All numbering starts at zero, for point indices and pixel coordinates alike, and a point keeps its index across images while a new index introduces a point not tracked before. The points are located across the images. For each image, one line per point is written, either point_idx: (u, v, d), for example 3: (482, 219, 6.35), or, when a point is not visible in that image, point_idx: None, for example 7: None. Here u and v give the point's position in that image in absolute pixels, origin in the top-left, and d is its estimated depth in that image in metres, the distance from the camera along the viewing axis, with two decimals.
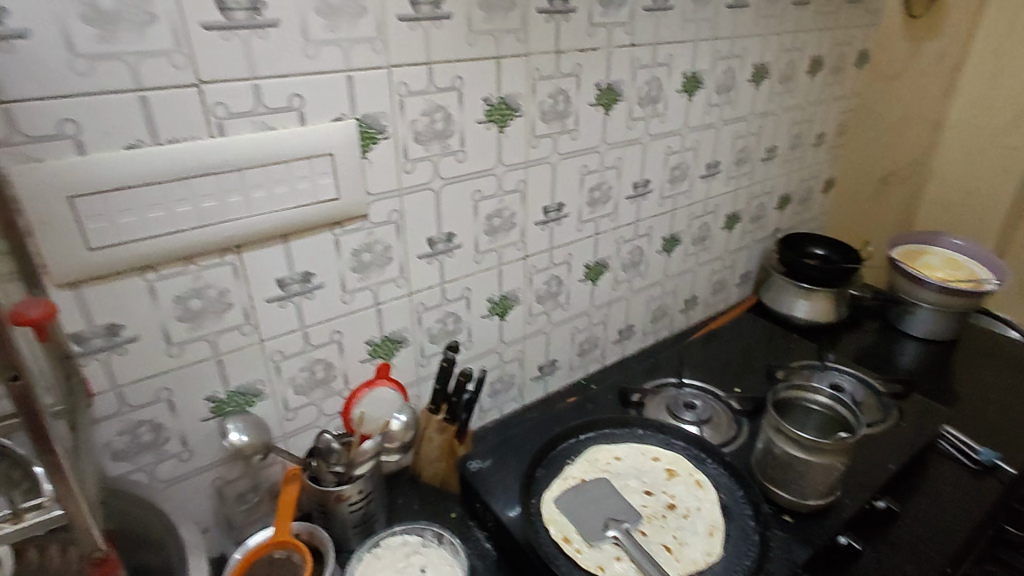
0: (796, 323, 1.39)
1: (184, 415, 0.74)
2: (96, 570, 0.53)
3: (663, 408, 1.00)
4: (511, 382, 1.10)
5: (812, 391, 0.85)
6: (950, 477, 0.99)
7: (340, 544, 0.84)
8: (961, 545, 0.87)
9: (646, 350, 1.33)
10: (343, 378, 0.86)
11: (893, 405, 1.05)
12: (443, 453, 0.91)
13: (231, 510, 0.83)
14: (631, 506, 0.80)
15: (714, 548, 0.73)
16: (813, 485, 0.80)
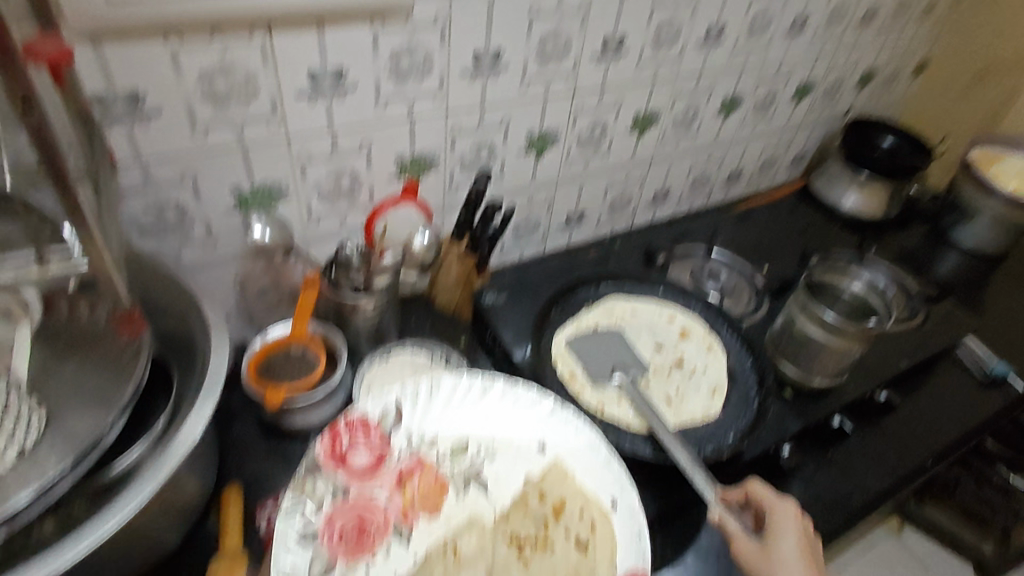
0: (842, 215, 1.34)
1: (208, 202, 0.73)
2: (122, 325, 0.55)
3: (686, 274, 0.99)
4: (537, 227, 1.07)
5: (848, 279, 0.83)
6: (955, 384, 0.99)
7: (353, 351, 0.88)
8: (946, 444, 0.89)
9: (678, 218, 1.29)
10: (369, 192, 0.84)
11: (923, 308, 1.01)
12: (460, 281, 0.91)
13: (252, 304, 0.85)
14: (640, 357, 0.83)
15: (713, 408, 0.77)
16: (823, 366, 0.80)
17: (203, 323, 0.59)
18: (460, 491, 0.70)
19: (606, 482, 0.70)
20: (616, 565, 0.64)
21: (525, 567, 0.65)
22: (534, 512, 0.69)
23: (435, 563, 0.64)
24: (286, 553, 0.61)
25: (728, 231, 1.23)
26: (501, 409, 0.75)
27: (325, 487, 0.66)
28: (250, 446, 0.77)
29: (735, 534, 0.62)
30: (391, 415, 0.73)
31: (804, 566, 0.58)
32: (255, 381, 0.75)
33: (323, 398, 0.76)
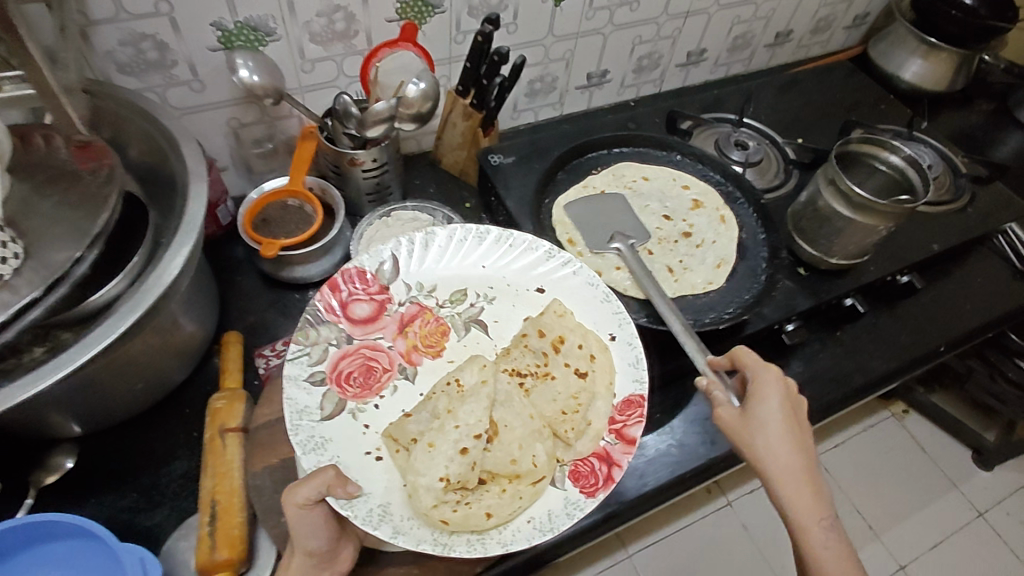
0: (900, 87, 1.20)
1: (189, 39, 0.67)
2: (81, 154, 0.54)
3: (710, 144, 0.91)
4: (553, 86, 1.00)
5: (888, 149, 0.73)
6: (988, 272, 0.94)
7: (354, 208, 0.87)
8: (964, 331, 0.87)
9: (711, 83, 1.18)
10: (366, 36, 0.77)
11: (969, 188, 0.92)
12: (466, 140, 0.87)
13: (249, 155, 0.83)
14: (646, 226, 0.80)
15: (717, 279, 0.74)
16: (843, 245, 0.75)
17: (182, 166, 0.56)
18: (461, 332, 0.71)
19: (603, 318, 0.71)
20: (614, 388, 0.66)
21: (527, 396, 0.68)
22: (534, 348, 0.69)
23: (439, 396, 0.66)
24: (298, 395, 0.62)
25: (765, 99, 1.13)
26: (499, 256, 0.74)
27: (329, 334, 0.65)
28: (253, 296, 0.79)
29: (718, 402, 0.61)
30: (388, 267, 0.71)
31: (784, 426, 0.57)
32: (250, 232, 0.74)
33: (322, 252, 0.77)
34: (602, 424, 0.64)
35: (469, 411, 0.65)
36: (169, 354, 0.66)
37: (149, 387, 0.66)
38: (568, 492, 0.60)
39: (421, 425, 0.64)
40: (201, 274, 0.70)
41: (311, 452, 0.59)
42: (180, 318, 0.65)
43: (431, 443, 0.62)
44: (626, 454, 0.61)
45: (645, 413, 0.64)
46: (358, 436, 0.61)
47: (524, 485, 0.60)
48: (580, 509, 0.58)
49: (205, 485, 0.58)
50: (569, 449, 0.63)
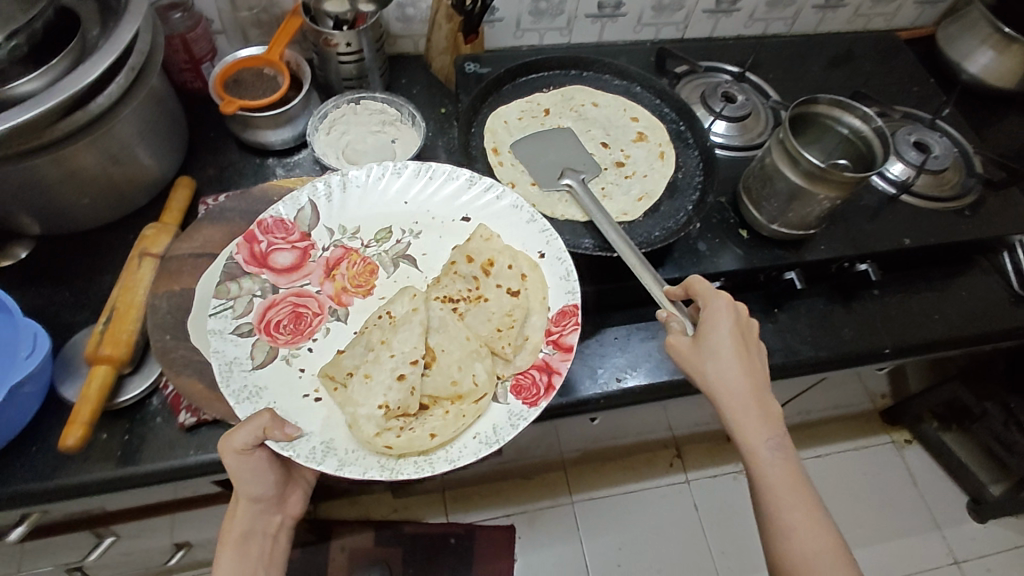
0: (962, 78, 1.08)
1: None
2: None
3: (695, 94, 0.87)
4: (561, 9, 0.97)
5: (849, 109, 0.68)
6: (980, 288, 0.86)
7: (332, 92, 0.90)
8: (923, 341, 0.81)
9: (744, 38, 1.10)
10: None
11: (978, 192, 0.85)
12: (449, 45, 0.88)
13: (243, 22, 0.87)
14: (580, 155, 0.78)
15: (633, 210, 0.72)
16: (786, 210, 0.71)
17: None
18: (389, 268, 0.72)
19: (532, 236, 0.72)
20: (548, 302, 0.68)
21: (461, 319, 0.71)
22: (465, 274, 0.71)
23: (372, 329, 0.68)
24: (226, 347, 0.62)
25: (797, 64, 1.05)
26: (420, 190, 0.74)
27: (252, 284, 0.65)
28: (219, 153, 0.85)
29: (672, 333, 0.60)
30: (307, 211, 0.71)
31: (735, 354, 0.57)
32: (218, 88, 0.79)
33: (284, 122, 0.82)
34: (538, 337, 0.67)
35: (403, 338, 0.68)
36: (116, 178, 0.72)
37: (97, 204, 0.73)
38: (511, 405, 0.62)
39: (355, 358, 0.66)
40: (164, 117, 0.76)
41: (246, 400, 0.59)
42: (130, 149, 0.71)
43: (367, 374, 0.65)
44: (565, 362, 0.63)
45: (580, 321, 0.67)
46: (294, 380, 0.62)
47: (467, 404, 0.63)
48: (523, 419, 0.61)
49: (112, 295, 0.67)
50: (508, 365, 0.65)
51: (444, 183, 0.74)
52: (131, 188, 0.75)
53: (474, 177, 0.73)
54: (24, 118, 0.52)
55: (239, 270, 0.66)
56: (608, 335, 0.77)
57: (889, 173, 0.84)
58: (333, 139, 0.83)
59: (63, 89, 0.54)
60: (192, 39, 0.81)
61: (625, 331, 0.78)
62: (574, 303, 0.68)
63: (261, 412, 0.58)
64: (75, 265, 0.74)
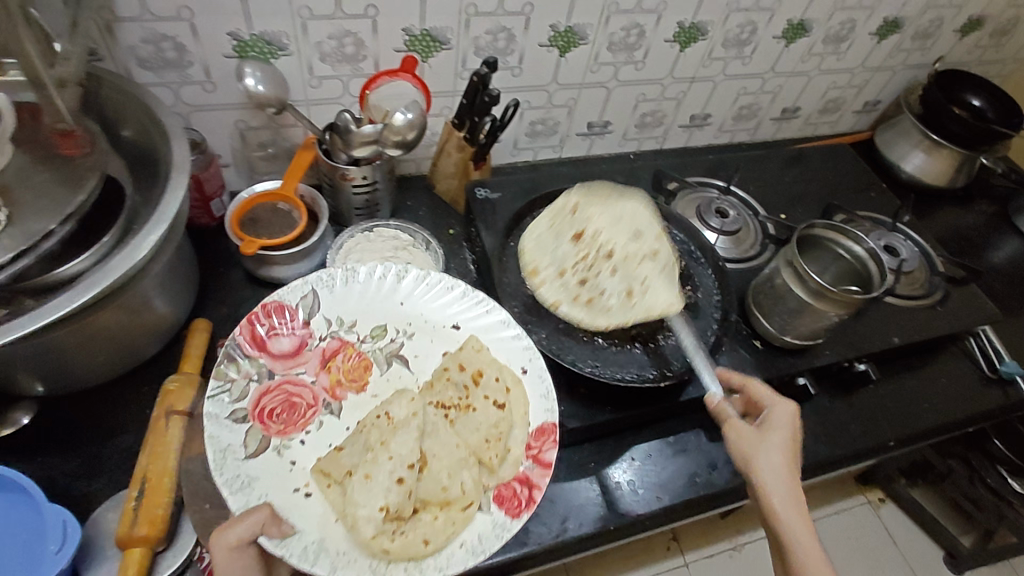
0: (901, 176, 1.22)
1: (207, 43, 0.72)
2: (64, 140, 0.55)
3: (691, 208, 0.94)
4: (554, 131, 1.04)
5: (852, 239, 0.76)
6: (956, 373, 0.94)
7: (342, 219, 0.91)
8: (919, 430, 0.87)
9: (713, 147, 1.21)
10: (374, 62, 0.82)
11: (944, 288, 0.94)
12: (458, 171, 0.91)
13: (252, 156, 0.88)
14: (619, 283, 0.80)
15: (670, 339, 0.75)
16: (796, 325, 0.77)
17: (169, 161, 0.61)
18: (383, 366, 0.71)
19: (515, 352, 0.72)
20: (530, 416, 0.68)
21: (452, 426, 0.70)
22: (455, 381, 0.71)
23: (370, 428, 0.67)
24: (220, 433, 0.60)
25: (764, 170, 1.15)
26: (416, 296, 0.75)
27: (250, 368, 0.65)
28: (231, 288, 0.83)
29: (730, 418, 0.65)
30: (310, 300, 0.71)
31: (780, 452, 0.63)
32: (236, 228, 0.78)
33: (302, 257, 0.81)
34: (520, 449, 0.66)
35: (401, 442, 0.66)
36: (135, 332, 0.69)
37: (112, 359, 0.69)
38: (495, 514, 0.61)
39: (354, 458, 0.65)
40: (182, 262, 0.74)
41: (238, 492, 0.58)
42: (151, 298, 0.69)
43: (367, 475, 0.63)
44: (545, 478, 0.64)
45: (558, 440, 0.66)
46: (285, 473, 0.62)
47: (455, 511, 0.62)
48: (507, 530, 0.60)
49: (140, 462, 0.62)
50: (493, 474, 0.65)
51: (455, 301, 0.75)
52: (147, 339, 0.72)
53: (468, 289, 0.75)
54: (81, 301, 0.51)
55: (238, 351, 0.65)
56: (642, 451, 0.78)
57: None
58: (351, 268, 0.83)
59: (116, 268, 0.52)
60: (206, 177, 0.80)
61: (657, 446, 0.79)
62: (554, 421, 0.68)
63: (258, 505, 0.57)
64: (86, 427, 0.69)
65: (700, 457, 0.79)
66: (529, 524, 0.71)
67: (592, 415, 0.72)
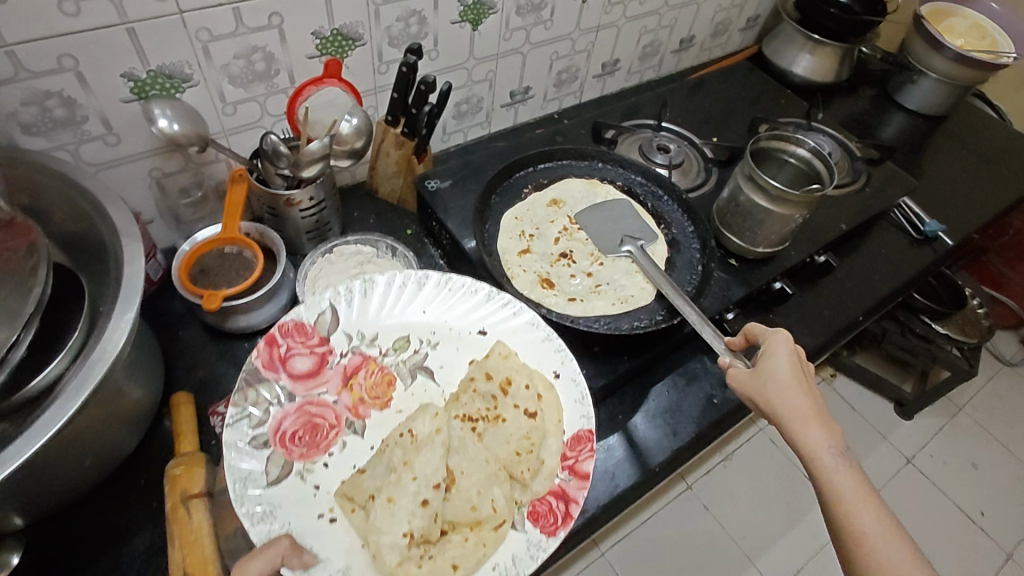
0: (795, 81, 1.31)
1: (100, 91, 0.64)
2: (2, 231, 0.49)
3: (634, 150, 0.96)
4: (479, 107, 1.02)
5: (795, 144, 0.81)
6: (891, 242, 1.05)
7: (294, 248, 0.85)
8: (879, 299, 0.96)
9: (625, 90, 1.23)
10: (288, 75, 0.76)
11: (865, 170, 1.03)
12: (401, 168, 0.87)
13: (175, 205, 0.80)
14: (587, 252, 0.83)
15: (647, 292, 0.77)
16: (765, 235, 0.81)
17: (111, 229, 0.54)
18: (407, 380, 0.68)
19: (547, 357, 0.70)
20: (564, 425, 0.65)
21: (479, 441, 0.66)
22: (483, 392, 0.68)
23: (392, 448, 0.63)
24: (240, 461, 0.57)
25: (679, 99, 1.19)
26: (439, 300, 0.72)
27: (270, 393, 0.61)
28: (196, 351, 0.76)
29: (733, 368, 0.60)
30: (328, 317, 0.68)
31: (795, 381, 0.56)
32: (188, 283, 0.70)
33: (269, 298, 0.75)
34: (554, 461, 0.63)
35: (425, 462, 0.63)
36: (114, 426, 0.62)
37: (97, 462, 0.62)
38: (529, 533, 0.58)
39: (376, 480, 0.61)
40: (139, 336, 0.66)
41: (259, 523, 0.55)
42: (122, 385, 0.62)
43: (390, 498, 0.60)
44: (582, 490, 0.61)
45: (595, 448, 0.64)
46: (308, 499, 0.58)
47: (486, 531, 0.59)
48: (542, 551, 0.57)
49: (174, 558, 0.55)
50: (526, 489, 0.61)
51: (468, 291, 0.73)
52: (126, 429, 0.64)
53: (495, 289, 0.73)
54: (74, 405, 0.45)
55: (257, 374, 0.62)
56: (659, 391, 0.81)
57: None
58: None
59: (99, 360, 0.47)
60: None
61: (672, 383, 0.82)
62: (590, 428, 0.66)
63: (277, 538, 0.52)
64: (87, 542, 0.61)
65: (712, 380, 0.82)
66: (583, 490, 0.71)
67: (611, 369, 0.73)
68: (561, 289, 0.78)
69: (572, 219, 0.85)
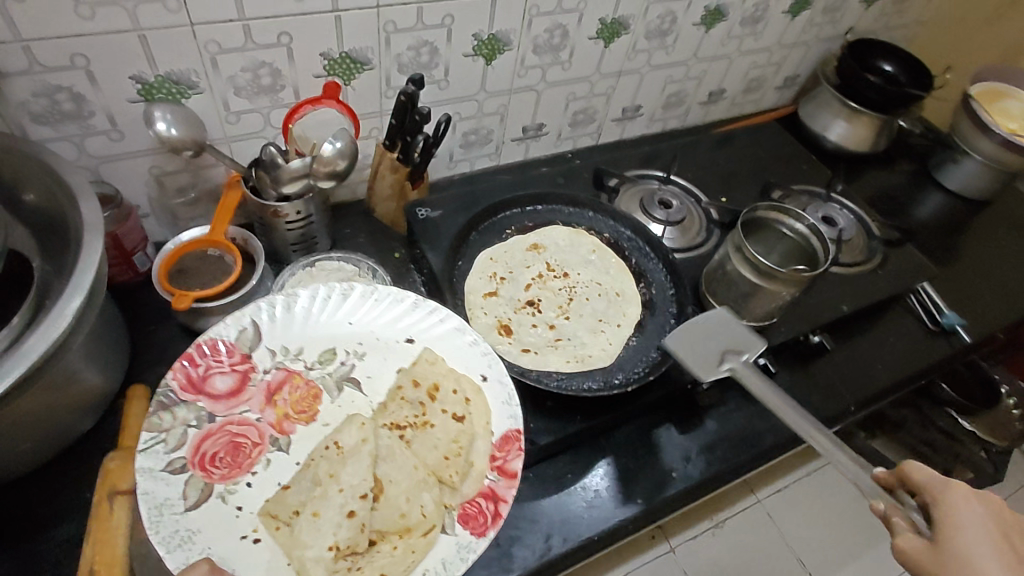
0: (826, 147, 1.26)
1: (108, 90, 0.67)
2: None
3: (635, 203, 0.95)
4: (489, 139, 1.02)
5: (793, 217, 0.76)
6: (902, 331, 0.98)
7: (280, 257, 0.86)
8: (876, 391, 0.90)
9: (646, 137, 1.22)
10: (293, 92, 0.78)
11: (882, 251, 0.97)
12: (395, 192, 0.89)
13: (172, 202, 0.83)
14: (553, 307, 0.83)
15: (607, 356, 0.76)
16: (749, 308, 0.79)
17: (80, 226, 0.56)
18: (334, 393, 0.68)
19: (473, 359, 0.71)
20: (492, 426, 0.67)
21: (408, 447, 0.68)
22: (411, 400, 0.69)
23: (318, 462, 0.64)
24: (156, 487, 0.56)
25: (698, 152, 1.16)
26: (364, 313, 0.71)
27: (187, 414, 0.60)
28: (166, 344, 0.78)
29: (900, 532, 0.51)
30: (250, 331, 0.66)
31: (1001, 568, 0.46)
32: (164, 283, 0.73)
33: (241, 304, 0.77)
34: (483, 462, 0.64)
35: (352, 472, 0.63)
36: (65, 409, 0.64)
37: (42, 442, 0.64)
38: (459, 536, 0.60)
39: (302, 495, 0.62)
40: (106, 326, 0.68)
41: (177, 548, 0.54)
42: (79, 372, 0.63)
43: (315, 512, 0.60)
44: (511, 489, 0.62)
45: (523, 445, 0.65)
46: (231, 521, 0.58)
47: (416, 538, 0.60)
48: (473, 551, 0.59)
49: (86, 554, 0.58)
50: (455, 492, 0.63)
51: (401, 301, 0.73)
52: (78, 414, 0.66)
53: (422, 298, 0.72)
54: None
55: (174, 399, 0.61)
56: (615, 453, 0.78)
57: None
58: None
59: (26, 354, 0.48)
60: (123, 233, 0.76)
61: (630, 446, 0.79)
62: (517, 426, 0.67)
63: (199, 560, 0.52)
64: (21, 517, 0.63)
65: (673, 450, 0.80)
66: (513, 547, 0.69)
67: (562, 425, 0.71)
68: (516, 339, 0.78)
69: (550, 267, 0.85)
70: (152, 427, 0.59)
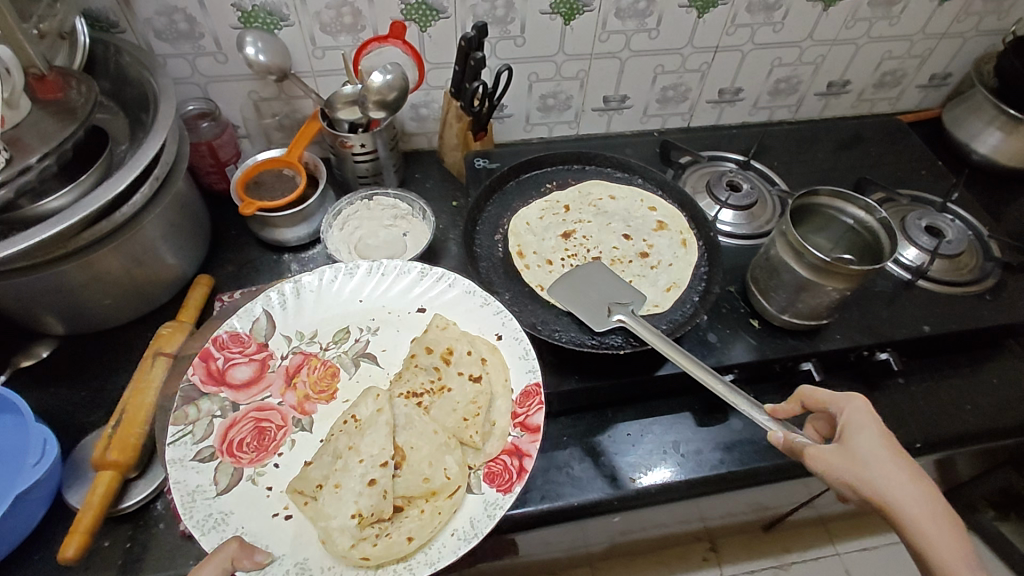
0: (972, 158, 1.07)
1: (214, 16, 0.77)
2: (39, 88, 0.62)
3: (700, 184, 0.90)
4: (568, 105, 1.02)
5: (847, 202, 0.69)
6: (1016, 374, 0.79)
7: (347, 186, 0.94)
8: (963, 434, 0.74)
9: (749, 125, 1.13)
10: (372, 32, 0.84)
11: (999, 275, 0.83)
12: (459, 142, 0.92)
13: (267, 127, 0.93)
14: (604, 244, 0.82)
15: (663, 302, 0.74)
16: (796, 304, 0.70)
17: (157, 120, 0.66)
18: (350, 369, 0.70)
19: (488, 321, 0.71)
20: (510, 384, 0.67)
21: (426, 414, 0.67)
22: (425, 366, 0.69)
23: (337, 436, 0.64)
24: (187, 476, 0.58)
25: (804, 144, 1.05)
26: (373, 288, 0.74)
27: (211, 406, 0.63)
28: (238, 249, 0.89)
29: (806, 446, 0.54)
30: (262, 322, 0.70)
31: (891, 457, 0.51)
32: (239, 190, 0.83)
33: (301, 220, 0.85)
34: (504, 421, 0.64)
35: (370, 441, 0.64)
36: (142, 283, 0.75)
37: (119, 307, 0.75)
38: (485, 494, 0.59)
39: (322, 469, 0.62)
40: (190, 220, 0.79)
41: (213, 529, 0.56)
42: (155, 253, 0.74)
43: (337, 484, 0.61)
44: (533, 444, 0.62)
45: (544, 401, 0.65)
46: (262, 500, 0.59)
47: (442, 500, 0.60)
48: (499, 507, 0.58)
49: (125, 396, 0.68)
50: (479, 453, 0.63)
51: (403, 261, 0.75)
52: (153, 289, 0.77)
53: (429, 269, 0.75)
54: (45, 235, 0.56)
55: (197, 390, 0.64)
56: (621, 430, 0.74)
57: (904, 259, 0.84)
58: (345, 235, 0.85)
59: (86, 207, 0.58)
60: (218, 145, 0.86)
61: (640, 426, 0.75)
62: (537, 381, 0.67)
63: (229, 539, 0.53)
64: (96, 363, 0.76)
65: (685, 441, 0.74)
66: None
67: (557, 383, 0.71)
68: (553, 261, 0.79)
69: (587, 233, 0.83)
70: (178, 420, 0.62)
